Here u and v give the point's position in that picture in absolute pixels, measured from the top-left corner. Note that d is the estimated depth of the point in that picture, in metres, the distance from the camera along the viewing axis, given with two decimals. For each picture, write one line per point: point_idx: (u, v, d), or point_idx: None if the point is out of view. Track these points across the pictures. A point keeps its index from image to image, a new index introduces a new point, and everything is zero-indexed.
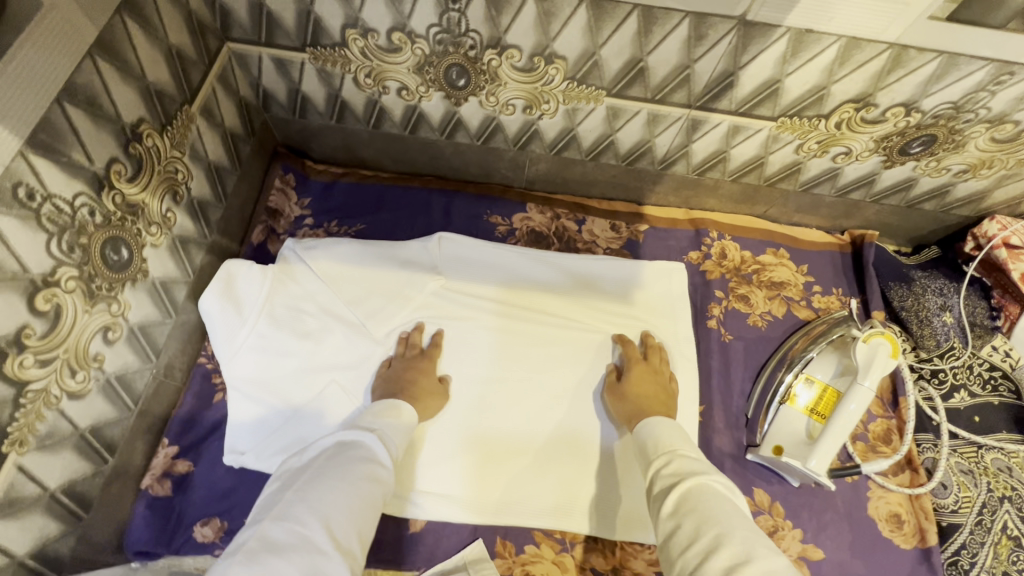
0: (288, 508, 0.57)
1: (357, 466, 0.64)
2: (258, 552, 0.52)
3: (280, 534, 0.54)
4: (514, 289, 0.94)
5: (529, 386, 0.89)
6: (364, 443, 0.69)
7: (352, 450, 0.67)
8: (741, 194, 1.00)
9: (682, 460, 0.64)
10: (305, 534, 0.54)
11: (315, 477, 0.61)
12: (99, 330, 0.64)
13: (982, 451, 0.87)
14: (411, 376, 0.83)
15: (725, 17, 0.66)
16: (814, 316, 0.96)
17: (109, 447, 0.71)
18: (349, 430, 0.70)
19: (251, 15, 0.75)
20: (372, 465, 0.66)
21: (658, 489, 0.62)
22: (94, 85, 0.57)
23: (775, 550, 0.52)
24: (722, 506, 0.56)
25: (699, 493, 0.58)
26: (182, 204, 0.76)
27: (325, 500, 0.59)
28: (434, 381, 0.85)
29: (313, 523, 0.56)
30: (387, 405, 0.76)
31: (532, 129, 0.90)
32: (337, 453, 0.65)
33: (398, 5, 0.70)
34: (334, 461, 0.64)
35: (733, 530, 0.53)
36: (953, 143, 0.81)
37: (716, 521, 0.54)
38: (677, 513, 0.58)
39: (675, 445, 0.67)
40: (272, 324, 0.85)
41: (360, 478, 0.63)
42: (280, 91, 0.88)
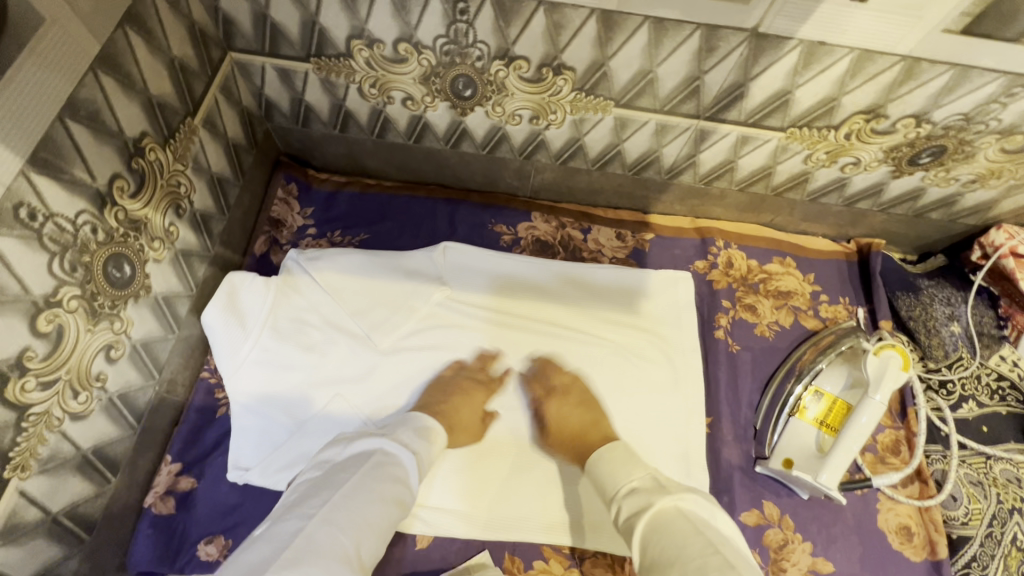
0: (330, 513, 0.59)
1: (392, 485, 0.65)
2: (301, 556, 0.54)
3: (321, 539, 0.56)
4: (507, 298, 0.93)
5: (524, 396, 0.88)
6: (402, 459, 0.69)
7: (391, 464, 0.67)
8: (747, 203, 0.99)
9: (633, 496, 0.66)
10: (340, 547, 0.57)
11: (359, 485, 0.63)
12: (101, 349, 0.62)
13: (991, 462, 0.86)
14: (456, 403, 0.83)
15: (736, 30, 0.65)
16: (821, 326, 0.96)
17: (112, 466, 0.70)
18: (393, 439, 0.70)
19: (254, 25, 0.73)
20: (403, 487, 0.67)
21: (627, 531, 0.64)
22: (97, 100, 0.56)
23: (725, 568, 0.54)
24: (679, 536, 0.58)
25: (655, 534, 0.60)
26: (185, 218, 0.74)
27: (363, 514, 0.61)
28: (465, 402, 0.84)
29: (349, 537, 0.58)
30: (426, 425, 0.76)
31: (538, 139, 0.89)
32: (379, 464, 0.66)
33: (405, 17, 0.69)
34: (376, 473, 0.65)
35: (686, 564, 0.55)
36: (963, 153, 0.80)
37: (672, 563, 0.56)
38: (647, 560, 0.60)
39: (620, 482, 0.69)
40: (275, 337, 0.84)
41: (393, 499, 0.64)
42: (283, 101, 0.87)
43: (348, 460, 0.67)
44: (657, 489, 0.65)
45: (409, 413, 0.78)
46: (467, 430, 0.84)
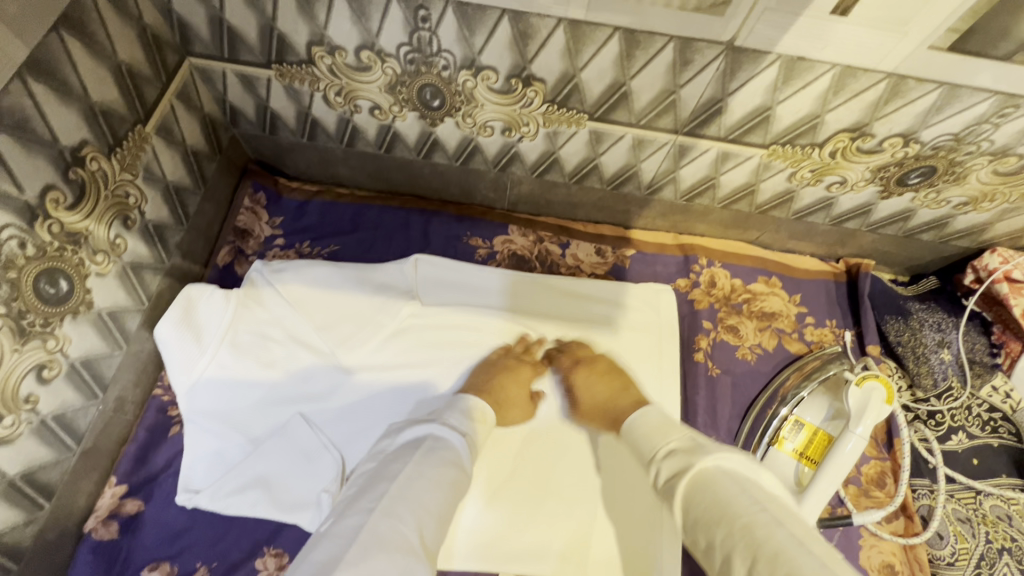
0: (389, 504, 0.54)
1: (447, 469, 0.60)
2: (365, 551, 0.49)
3: (384, 529, 0.52)
4: (518, 317, 0.88)
5: (536, 412, 0.84)
6: (451, 442, 0.64)
7: (442, 450, 0.63)
8: (732, 220, 0.95)
9: (674, 458, 0.59)
10: (402, 537, 0.52)
11: (415, 474, 0.58)
12: (32, 369, 0.61)
13: (980, 497, 0.82)
14: (504, 383, 0.79)
15: (712, 42, 0.62)
16: (806, 349, 0.92)
17: (45, 491, 0.68)
18: (440, 423, 0.65)
19: (210, 29, 0.70)
20: (458, 468, 0.62)
21: (666, 495, 0.58)
22: (25, 107, 0.55)
23: (779, 523, 0.49)
24: (722, 493, 0.53)
25: (699, 491, 0.55)
26: (134, 229, 0.73)
27: (421, 500, 0.56)
28: (519, 388, 0.80)
29: (411, 524, 0.54)
30: (474, 405, 0.71)
31: (512, 151, 0.85)
32: (428, 450, 0.61)
33: (365, 23, 0.66)
34: (427, 459, 0.60)
35: (732, 523, 0.50)
36: (954, 175, 0.77)
37: (717, 517, 0.52)
38: (688, 519, 0.55)
39: (657, 445, 0.63)
40: (234, 352, 0.79)
41: (450, 481, 0.60)
42: (247, 108, 0.84)
43: (399, 448, 0.63)
44: (696, 449, 0.59)
45: (457, 395, 0.73)
46: (518, 405, 0.80)
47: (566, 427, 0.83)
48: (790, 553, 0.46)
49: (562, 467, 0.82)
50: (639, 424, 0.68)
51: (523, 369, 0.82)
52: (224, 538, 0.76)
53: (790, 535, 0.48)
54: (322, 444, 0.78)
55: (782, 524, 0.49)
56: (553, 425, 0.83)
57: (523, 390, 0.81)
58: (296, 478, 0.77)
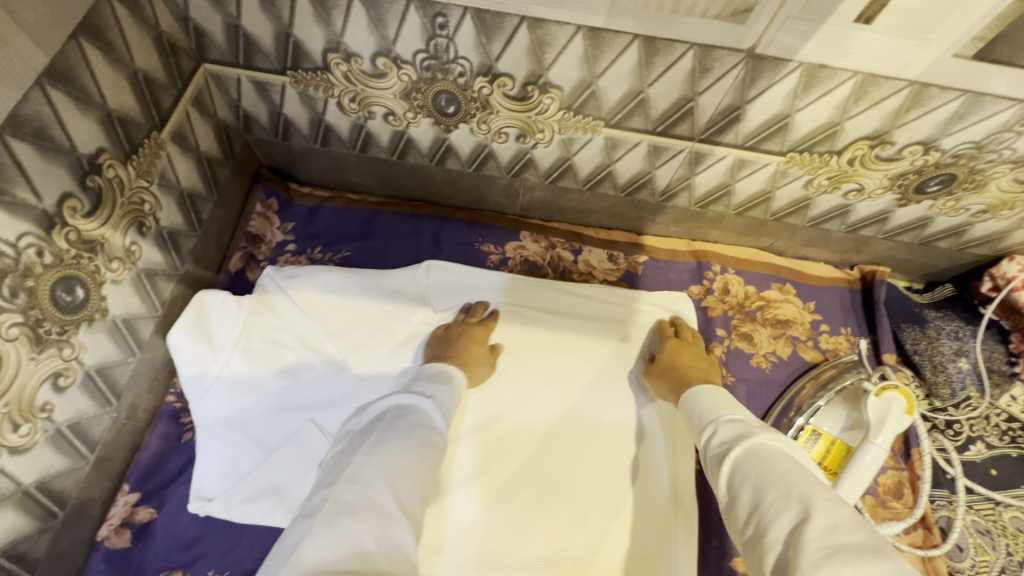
0: (355, 471, 0.53)
1: (415, 432, 0.60)
2: (333, 517, 0.48)
3: (352, 495, 0.51)
4: (519, 321, 0.87)
5: (536, 408, 0.82)
6: (419, 407, 0.65)
7: (410, 415, 0.63)
8: (746, 227, 0.94)
9: (732, 426, 0.60)
10: (374, 501, 0.51)
11: (381, 441, 0.58)
12: (48, 377, 0.61)
13: (1000, 509, 0.81)
14: (462, 342, 0.79)
15: (732, 50, 0.61)
16: (821, 357, 0.91)
17: (59, 500, 0.68)
18: (407, 393, 0.67)
19: (227, 36, 0.70)
20: (429, 432, 0.62)
21: (715, 457, 0.58)
22: (44, 115, 0.55)
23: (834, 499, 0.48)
24: (777, 464, 0.52)
25: (753, 459, 0.54)
26: (149, 235, 0.73)
27: (391, 466, 0.55)
28: (478, 346, 0.80)
29: (380, 488, 0.52)
30: (442, 370, 0.72)
31: (526, 157, 0.85)
32: (396, 417, 0.62)
33: (382, 30, 0.66)
34: (394, 427, 0.60)
35: (788, 488, 0.49)
36: (973, 183, 0.76)
37: (770, 481, 0.50)
38: (733, 483, 0.54)
39: (720, 412, 0.63)
40: (246, 358, 0.79)
41: (420, 445, 0.59)
42: (261, 113, 0.84)
43: (366, 422, 0.63)
44: (760, 426, 0.59)
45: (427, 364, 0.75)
46: (482, 363, 0.80)
47: (567, 424, 0.81)
48: (847, 526, 0.44)
49: (564, 464, 0.79)
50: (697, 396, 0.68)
51: (478, 330, 0.82)
52: (237, 547, 0.75)
53: (852, 513, 0.47)
54: None
55: (843, 500, 0.48)
56: (554, 422, 0.82)
57: (484, 348, 0.81)
58: (308, 486, 0.76)
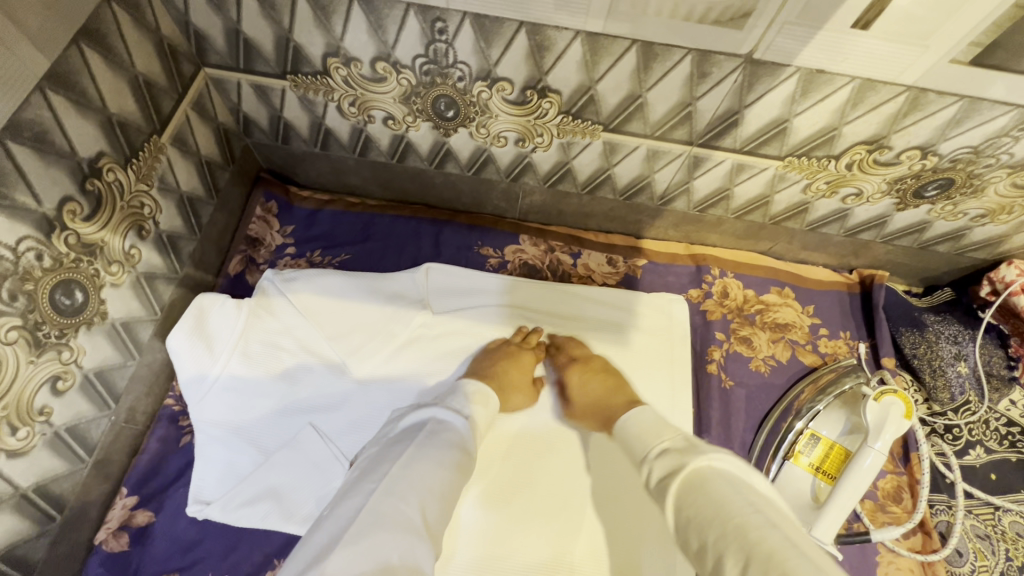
0: (389, 485, 0.54)
1: (451, 450, 0.60)
2: (364, 528, 0.49)
3: (385, 509, 0.51)
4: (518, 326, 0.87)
5: (535, 412, 0.82)
6: (455, 425, 0.64)
7: (446, 432, 0.63)
8: (744, 231, 0.94)
9: (669, 457, 0.59)
10: (404, 516, 0.51)
11: (416, 456, 0.58)
12: (47, 380, 0.61)
13: (1000, 513, 0.81)
14: (504, 367, 0.78)
15: (731, 55, 0.62)
16: (820, 362, 0.91)
17: (57, 503, 0.68)
18: (442, 407, 0.66)
19: (227, 41, 0.70)
20: (464, 451, 0.62)
21: (658, 495, 0.58)
22: (45, 119, 0.55)
23: (772, 525, 0.48)
24: (716, 494, 0.52)
25: (692, 492, 0.53)
26: (149, 239, 0.73)
27: (423, 481, 0.56)
28: (521, 373, 0.80)
29: (413, 504, 0.53)
30: (477, 390, 0.70)
31: (525, 161, 0.85)
32: (433, 433, 0.62)
33: (382, 35, 0.66)
34: (430, 443, 0.60)
35: (723, 527, 0.49)
36: (971, 187, 0.76)
37: (708, 519, 0.50)
38: (680, 523, 0.53)
39: (650, 445, 0.62)
40: (245, 362, 0.79)
41: (454, 464, 0.59)
42: (261, 117, 0.84)
43: (402, 432, 0.63)
44: (690, 448, 0.58)
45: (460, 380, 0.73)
46: (521, 389, 0.79)
47: (567, 429, 0.81)
48: (784, 555, 0.45)
49: (562, 470, 0.79)
50: (630, 426, 0.67)
51: (522, 356, 0.81)
52: (235, 551, 0.75)
53: (788, 538, 0.47)
54: (333, 456, 0.77)
55: (775, 527, 0.48)
56: (553, 426, 0.81)
57: (526, 376, 0.80)
58: (307, 490, 0.76)
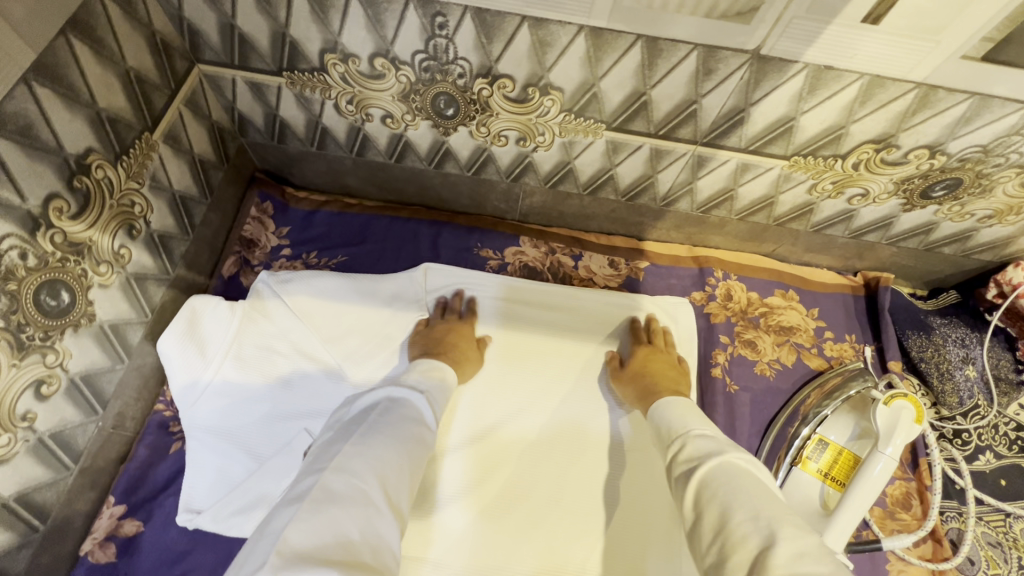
0: (345, 459, 0.52)
1: (406, 426, 0.59)
2: (320, 504, 0.47)
3: (340, 484, 0.49)
4: (516, 330, 0.85)
5: (530, 414, 0.80)
6: (410, 402, 0.63)
7: (400, 408, 0.62)
8: (748, 233, 0.93)
9: (704, 442, 0.58)
10: (363, 492, 0.49)
11: (369, 431, 0.56)
12: (31, 385, 0.59)
13: (1011, 520, 0.80)
14: (452, 335, 0.79)
15: (736, 51, 0.60)
16: (826, 365, 0.90)
17: (40, 513, 0.65)
18: (397, 385, 0.65)
19: (222, 36, 0.69)
20: (420, 426, 0.61)
21: (683, 476, 0.56)
22: (30, 113, 0.53)
23: (799, 525, 0.47)
24: (752, 486, 0.51)
25: (724, 476, 0.53)
26: (139, 238, 0.71)
27: (379, 456, 0.54)
28: (466, 338, 0.80)
29: (369, 478, 0.51)
30: (433, 364, 0.71)
31: (526, 161, 0.83)
32: (387, 410, 0.61)
33: (380, 30, 0.65)
34: (385, 419, 0.59)
35: (753, 514, 0.48)
36: (980, 187, 0.75)
37: (739, 503, 0.49)
38: (703, 500, 0.52)
39: (691, 426, 0.61)
40: (239, 365, 0.77)
41: (410, 440, 0.58)
42: (256, 116, 0.82)
43: (356, 414, 0.62)
44: (730, 443, 0.58)
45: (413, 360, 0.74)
46: (471, 359, 0.78)
47: (561, 431, 0.79)
48: (814, 555, 0.43)
49: (559, 471, 0.77)
50: (664, 407, 0.67)
51: (466, 327, 0.81)
52: (226, 562, 0.72)
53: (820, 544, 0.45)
54: None
55: (808, 528, 0.47)
56: (549, 429, 0.79)
57: (472, 342, 0.80)
58: None
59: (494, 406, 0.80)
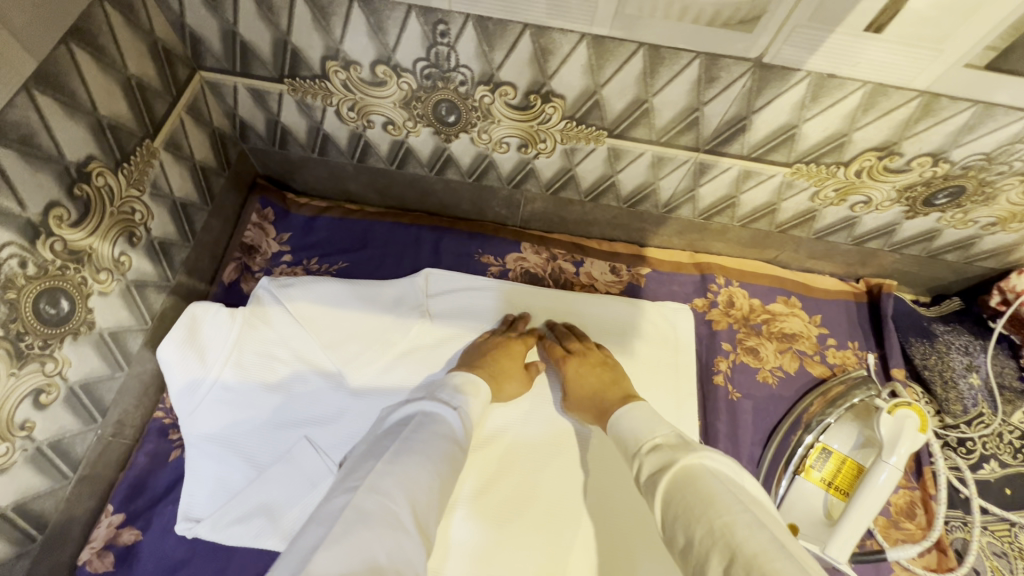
0: (375, 479, 0.52)
1: (437, 444, 0.59)
2: (351, 525, 0.47)
3: (370, 503, 0.49)
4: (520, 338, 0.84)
5: (535, 418, 0.80)
6: (442, 417, 0.63)
7: (432, 424, 0.62)
8: (750, 239, 0.92)
9: (659, 453, 0.58)
10: (392, 513, 0.50)
11: (401, 449, 0.57)
12: (30, 394, 0.58)
13: (1016, 530, 0.79)
14: (496, 356, 0.76)
15: (739, 59, 0.60)
16: (829, 373, 0.89)
17: (38, 522, 0.65)
18: (430, 399, 0.65)
19: (223, 43, 0.69)
20: (451, 443, 0.61)
21: (648, 490, 0.56)
22: (31, 121, 0.53)
23: (758, 526, 0.46)
24: (705, 489, 0.51)
25: (684, 486, 0.52)
26: (140, 246, 0.70)
27: (411, 475, 0.54)
28: (511, 359, 0.77)
29: (399, 499, 0.51)
30: (468, 380, 0.69)
31: (527, 168, 0.83)
32: (420, 426, 0.61)
33: (382, 38, 0.65)
34: (416, 436, 0.59)
35: (712, 523, 0.47)
36: (983, 195, 0.75)
37: (698, 512, 0.49)
38: (667, 518, 0.52)
39: (642, 439, 0.61)
40: (238, 372, 0.77)
41: (442, 458, 0.58)
42: (258, 123, 0.82)
43: (391, 429, 0.62)
44: (686, 446, 0.57)
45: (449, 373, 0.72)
46: (514, 377, 0.77)
47: (566, 435, 0.79)
48: (774, 555, 0.43)
49: (563, 475, 0.77)
50: (623, 420, 0.66)
51: (516, 345, 0.79)
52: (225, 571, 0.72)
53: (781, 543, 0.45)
54: (328, 470, 0.74)
55: (765, 528, 0.46)
56: (554, 434, 0.79)
57: (517, 362, 0.78)
58: (300, 505, 0.73)
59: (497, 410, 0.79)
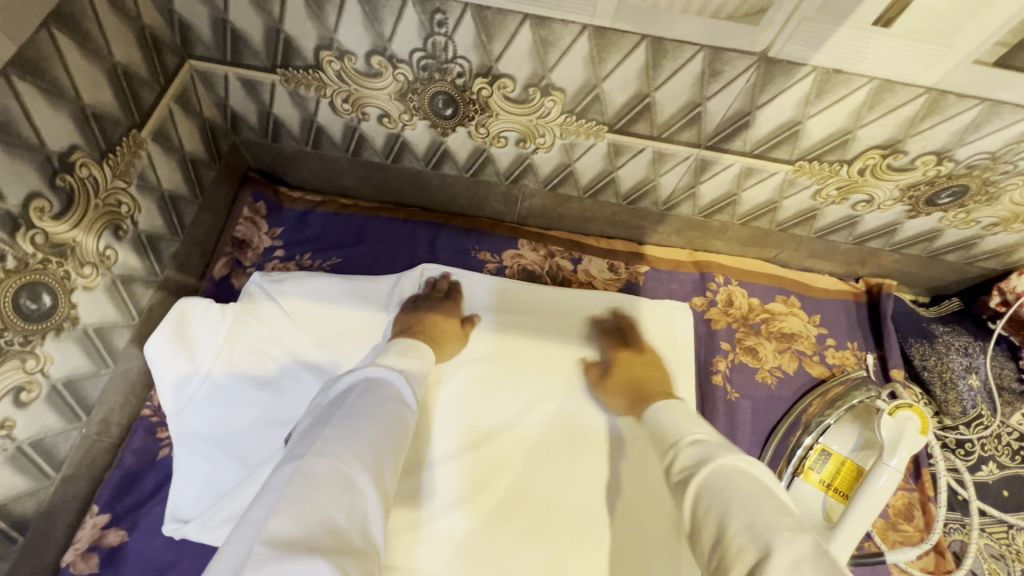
0: (324, 443, 0.51)
1: (387, 406, 0.58)
2: (302, 489, 0.47)
3: (319, 467, 0.49)
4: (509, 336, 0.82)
5: (522, 413, 0.78)
6: (391, 382, 0.62)
7: (379, 387, 0.60)
8: (750, 238, 0.91)
9: (700, 445, 0.56)
10: (344, 475, 0.49)
11: (350, 412, 0.55)
12: (10, 391, 0.57)
13: (1014, 532, 0.79)
14: (432, 316, 0.78)
15: (743, 53, 0.59)
16: (828, 373, 0.88)
17: (18, 524, 0.63)
18: (376, 365, 0.63)
19: (214, 31, 0.67)
20: (401, 407, 0.60)
21: (679, 483, 0.55)
22: (10, 109, 0.51)
23: (797, 529, 0.46)
24: (745, 489, 0.50)
25: (724, 479, 0.51)
26: (126, 239, 0.69)
27: (363, 438, 0.53)
28: (449, 321, 0.80)
29: (351, 460, 0.51)
30: (409, 344, 0.69)
31: (526, 163, 0.81)
32: (369, 389, 0.59)
33: (378, 27, 0.63)
34: (364, 398, 0.58)
35: (751, 520, 0.47)
36: (986, 195, 0.74)
37: (734, 509, 0.48)
38: (699, 507, 0.51)
39: (682, 433, 0.59)
40: (229, 369, 0.76)
41: (392, 418, 0.57)
42: (249, 113, 0.80)
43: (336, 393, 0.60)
44: (722, 445, 0.56)
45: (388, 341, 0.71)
46: (451, 338, 0.79)
47: (555, 429, 0.78)
48: (813, 563, 0.43)
49: (552, 469, 0.76)
50: (658, 413, 0.65)
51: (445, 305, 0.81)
52: None
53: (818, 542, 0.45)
54: None
55: (804, 531, 0.46)
56: (542, 428, 0.78)
57: (454, 325, 0.80)
58: None
59: (483, 405, 0.78)
